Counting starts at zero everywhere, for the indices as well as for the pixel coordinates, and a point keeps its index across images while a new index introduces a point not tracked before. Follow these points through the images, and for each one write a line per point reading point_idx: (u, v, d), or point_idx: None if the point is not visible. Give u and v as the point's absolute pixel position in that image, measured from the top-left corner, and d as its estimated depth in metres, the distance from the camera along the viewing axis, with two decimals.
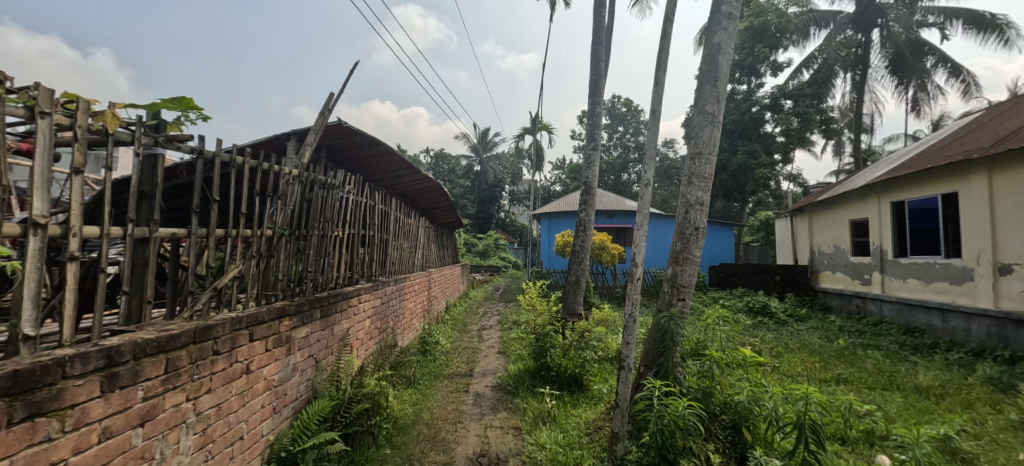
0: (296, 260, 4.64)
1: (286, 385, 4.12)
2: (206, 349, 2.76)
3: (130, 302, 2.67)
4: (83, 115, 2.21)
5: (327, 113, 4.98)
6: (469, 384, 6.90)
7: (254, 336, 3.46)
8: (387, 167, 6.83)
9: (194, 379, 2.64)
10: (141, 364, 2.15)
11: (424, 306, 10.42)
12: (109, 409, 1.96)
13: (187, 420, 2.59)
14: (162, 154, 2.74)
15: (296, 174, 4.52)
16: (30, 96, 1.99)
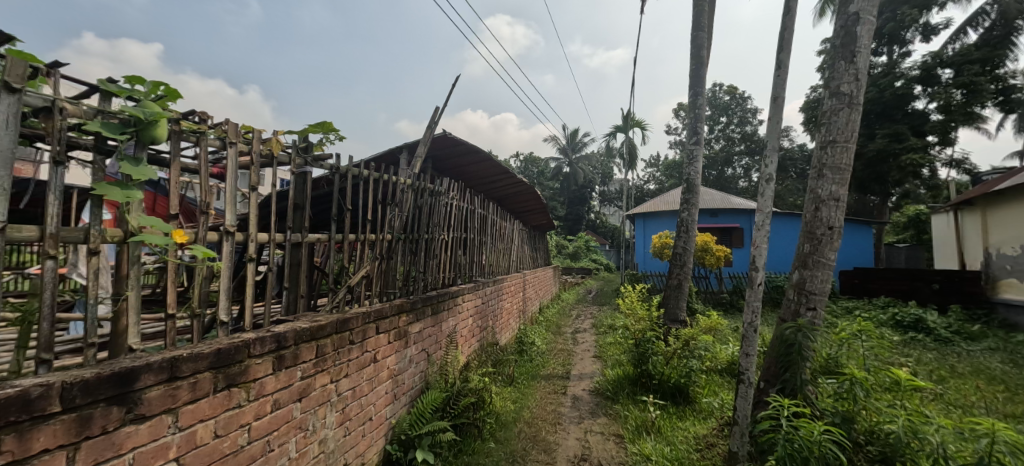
0: (410, 261, 5.09)
1: (404, 375, 4.54)
2: (344, 338, 3.18)
3: (289, 296, 3.21)
4: (257, 142, 2.70)
5: (434, 126, 5.39)
6: (566, 386, 6.88)
7: (379, 329, 3.88)
8: (485, 173, 7.15)
9: (336, 364, 3.06)
10: (298, 348, 2.55)
11: (520, 307, 10.66)
12: (278, 384, 2.36)
13: (330, 399, 3.01)
14: (311, 171, 3.22)
15: (409, 184, 4.97)
16: (223, 130, 2.48)
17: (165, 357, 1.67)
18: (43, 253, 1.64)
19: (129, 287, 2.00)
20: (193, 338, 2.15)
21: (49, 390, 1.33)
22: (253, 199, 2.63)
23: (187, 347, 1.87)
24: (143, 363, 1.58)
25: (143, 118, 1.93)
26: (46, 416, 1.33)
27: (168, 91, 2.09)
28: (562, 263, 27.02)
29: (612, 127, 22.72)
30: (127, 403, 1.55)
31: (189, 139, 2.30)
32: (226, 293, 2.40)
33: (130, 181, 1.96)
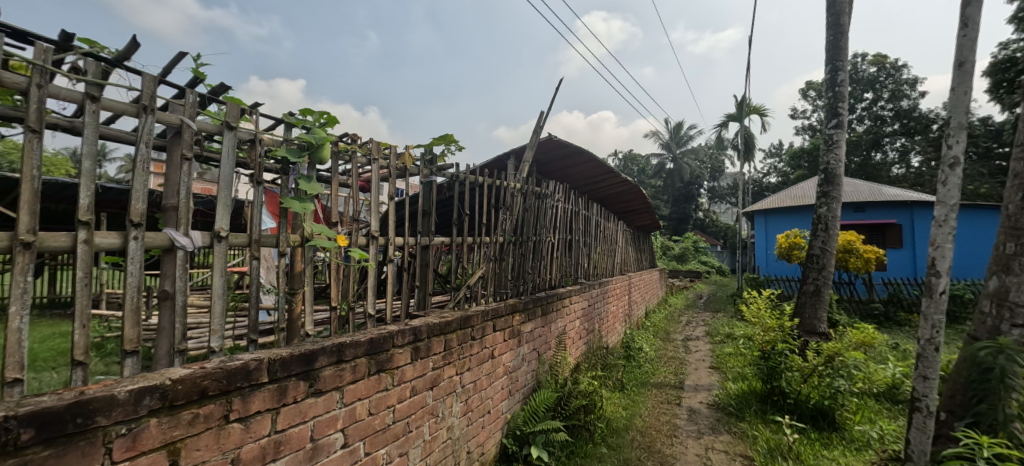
0: (520, 262, 5.25)
1: (517, 373, 4.69)
2: (467, 334, 3.41)
3: (419, 294, 3.46)
4: (394, 157, 3.05)
5: (540, 130, 5.49)
6: (681, 398, 6.42)
7: (496, 327, 4.09)
8: (589, 174, 7.05)
9: (460, 358, 3.30)
10: (430, 341, 2.81)
11: (625, 311, 10.25)
12: (415, 373, 2.63)
13: (456, 390, 3.25)
14: (436, 180, 3.53)
15: (518, 188, 5.13)
16: (368, 148, 2.85)
17: (334, 343, 1.96)
18: (250, 254, 2.05)
19: (303, 282, 2.38)
20: (348, 328, 2.48)
21: (262, 364, 1.60)
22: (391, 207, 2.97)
23: (348, 336, 2.16)
24: (320, 347, 1.87)
25: (314, 142, 2.30)
26: (258, 385, 1.60)
27: (329, 118, 2.48)
28: (669, 266, 25.27)
29: (726, 117, 20.60)
30: (310, 379, 1.83)
31: (344, 157, 2.68)
32: (373, 289, 2.74)
33: (304, 195, 2.36)
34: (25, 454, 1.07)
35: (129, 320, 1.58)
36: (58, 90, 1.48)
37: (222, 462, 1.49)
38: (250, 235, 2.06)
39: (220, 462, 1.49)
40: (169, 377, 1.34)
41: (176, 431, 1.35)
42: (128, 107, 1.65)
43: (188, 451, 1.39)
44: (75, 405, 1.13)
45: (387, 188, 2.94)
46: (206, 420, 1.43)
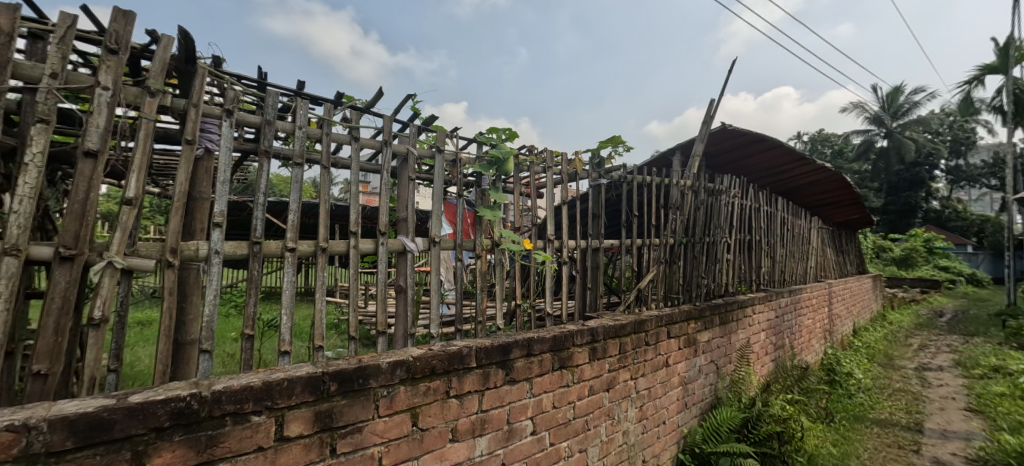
0: (694, 266, 4.86)
1: (694, 384, 4.32)
2: (641, 339, 3.32)
3: (591, 295, 3.49)
4: (565, 164, 3.17)
5: (711, 119, 4.99)
6: (922, 444, 4.95)
7: (670, 334, 3.87)
8: (773, 164, 6.08)
9: (635, 363, 3.23)
10: (606, 342, 2.83)
11: (827, 326, 8.47)
12: (592, 372, 2.68)
13: (631, 394, 3.19)
14: (605, 182, 3.55)
15: (690, 185, 4.75)
16: (542, 157, 3.02)
17: (524, 337, 2.16)
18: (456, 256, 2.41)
19: (495, 281, 2.67)
20: (531, 324, 2.68)
21: (471, 350, 1.87)
22: (565, 212, 3.10)
23: (534, 331, 2.35)
24: (514, 340, 2.08)
25: (501, 156, 2.58)
26: (469, 368, 1.87)
27: (510, 134, 2.75)
28: (890, 272, 19.83)
29: (978, 71, 15.29)
30: (506, 368, 2.05)
31: (524, 168, 2.92)
32: (552, 290, 2.90)
33: (493, 204, 2.67)
34: (330, 401, 1.44)
35: (380, 307, 2.04)
36: (335, 135, 2.03)
37: (444, 429, 1.79)
38: (456, 240, 2.41)
39: (444, 429, 1.78)
40: (411, 355, 1.68)
41: (415, 398, 1.68)
42: (374, 143, 2.16)
43: (424, 416, 1.71)
44: (358, 369, 1.50)
45: (561, 194, 3.09)
46: (434, 392, 1.74)
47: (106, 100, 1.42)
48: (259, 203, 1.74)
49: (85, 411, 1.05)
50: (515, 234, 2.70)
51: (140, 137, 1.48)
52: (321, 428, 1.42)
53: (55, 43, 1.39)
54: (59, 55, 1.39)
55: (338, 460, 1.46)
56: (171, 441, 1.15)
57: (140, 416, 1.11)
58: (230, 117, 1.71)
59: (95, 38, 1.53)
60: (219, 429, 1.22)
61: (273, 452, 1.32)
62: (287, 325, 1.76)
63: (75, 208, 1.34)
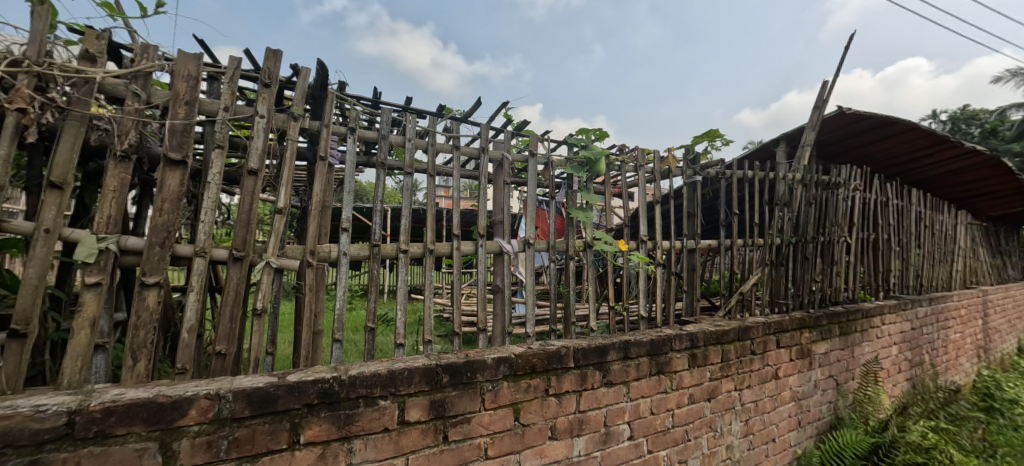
0: (806, 268, 4.35)
1: (810, 401, 3.87)
2: (746, 347, 3.07)
3: (688, 299, 3.28)
4: (658, 161, 3.04)
5: (825, 103, 4.43)
6: None
7: (780, 343, 3.52)
8: (905, 150, 5.21)
9: (739, 372, 3.00)
10: (707, 349, 2.67)
11: (982, 342, 7.04)
12: (693, 380, 2.55)
13: (735, 407, 2.96)
14: (701, 179, 3.33)
15: (800, 178, 4.27)
16: (634, 156, 2.93)
17: (621, 340, 2.12)
18: (550, 258, 2.45)
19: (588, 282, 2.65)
20: (625, 327, 2.62)
21: (569, 351, 1.90)
22: (659, 211, 2.98)
23: (630, 334, 2.30)
24: (610, 342, 2.07)
25: (593, 157, 2.57)
26: (567, 368, 1.90)
27: (599, 133, 2.73)
28: None
29: None
30: (603, 370, 2.04)
31: (614, 168, 2.87)
32: (646, 292, 2.80)
33: (585, 205, 2.67)
34: (443, 391, 1.56)
35: (480, 305, 2.14)
36: (439, 145, 2.19)
37: (544, 426, 1.83)
38: (549, 242, 2.45)
39: (543, 426, 1.83)
40: (513, 352, 1.75)
41: (517, 394, 1.74)
42: (472, 150, 2.29)
43: (525, 412, 1.77)
44: (467, 363, 1.61)
45: (654, 193, 2.98)
46: (535, 390, 1.80)
47: (263, 126, 1.70)
48: (377, 209, 1.94)
49: (257, 386, 1.26)
50: (608, 236, 2.67)
51: (287, 156, 1.75)
52: (435, 416, 1.54)
53: (227, 81, 1.68)
54: (230, 90, 1.68)
55: (450, 447, 1.57)
56: (319, 416, 1.34)
57: (296, 393, 1.30)
58: (353, 134, 1.93)
59: (253, 75, 1.83)
60: (355, 409, 1.39)
61: (396, 434, 1.47)
62: (402, 320, 1.93)
63: (242, 216, 1.61)
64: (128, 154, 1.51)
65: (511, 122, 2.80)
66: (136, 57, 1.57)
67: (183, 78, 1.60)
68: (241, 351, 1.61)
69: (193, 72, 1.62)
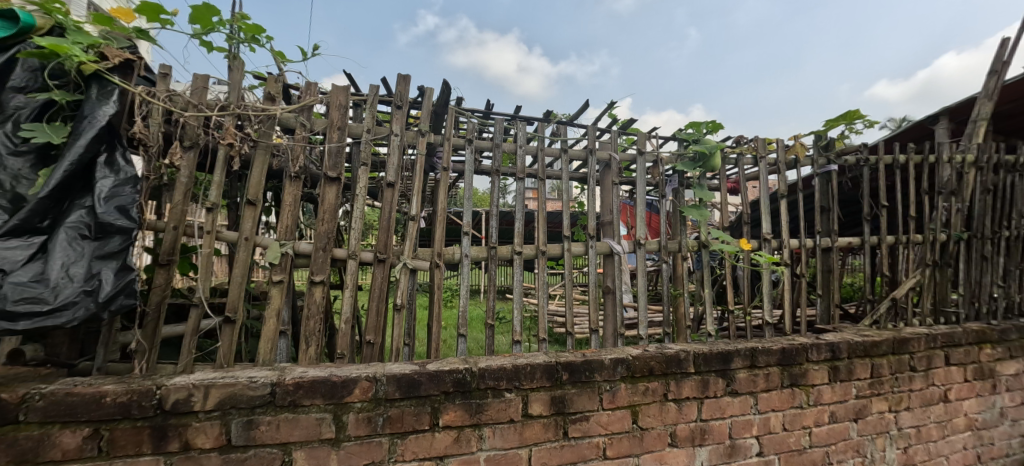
0: (986, 270, 3.55)
1: (996, 433, 3.15)
2: (902, 362, 2.61)
3: (825, 304, 2.89)
4: (783, 151, 2.73)
5: (1009, 65, 3.58)
6: None
7: (950, 360, 2.93)
8: None
9: (895, 391, 2.56)
10: (851, 362, 2.34)
11: None
12: (835, 396, 2.25)
13: (890, 431, 2.53)
14: (838, 168, 2.89)
15: (975, 159, 3.49)
16: (753, 147, 2.67)
17: (747, 347, 1.98)
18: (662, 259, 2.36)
19: (704, 285, 2.48)
20: (748, 333, 2.42)
21: (689, 356, 1.83)
22: (786, 206, 2.69)
23: (756, 341, 2.13)
24: (735, 349, 1.94)
25: (707, 151, 2.40)
26: (687, 373, 1.83)
27: (711, 125, 2.50)
28: None
29: None
30: (727, 378, 1.92)
31: (731, 161, 2.66)
32: (773, 296, 2.55)
33: (698, 203, 2.52)
34: (563, 388, 1.62)
35: (592, 306, 2.16)
36: (548, 149, 2.27)
37: (664, 432, 1.78)
38: (661, 242, 2.37)
39: (663, 432, 1.78)
40: (630, 353, 1.75)
41: (635, 397, 1.74)
42: (580, 152, 2.33)
43: (643, 416, 1.75)
44: (585, 362, 1.65)
45: (779, 186, 2.69)
46: (653, 393, 1.77)
47: (397, 143, 1.92)
48: (493, 214, 2.07)
49: (405, 372, 1.45)
50: (728, 235, 2.47)
51: (417, 169, 1.96)
52: (556, 411, 1.60)
53: (368, 107, 1.94)
54: (372, 115, 1.93)
55: (570, 443, 1.63)
56: (454, 403, 1.49)
57: (436, 380, 1.47)
58: (471, 145, 2.10)
59: (388, 99, 2.08)
60: (484, 399, 1.52)
61: (521, 425, 1.56)
62: (518, 318, 2.02)
63: (383, 224, 1.85)
64: (299, 174, 1.83)
65: (616, 120, 2.76)
66: (303, 94, 1.89)
67: (336, 107, 1.88)
68: (384, 341, 1.85)
69: (342, 101, 1.89)
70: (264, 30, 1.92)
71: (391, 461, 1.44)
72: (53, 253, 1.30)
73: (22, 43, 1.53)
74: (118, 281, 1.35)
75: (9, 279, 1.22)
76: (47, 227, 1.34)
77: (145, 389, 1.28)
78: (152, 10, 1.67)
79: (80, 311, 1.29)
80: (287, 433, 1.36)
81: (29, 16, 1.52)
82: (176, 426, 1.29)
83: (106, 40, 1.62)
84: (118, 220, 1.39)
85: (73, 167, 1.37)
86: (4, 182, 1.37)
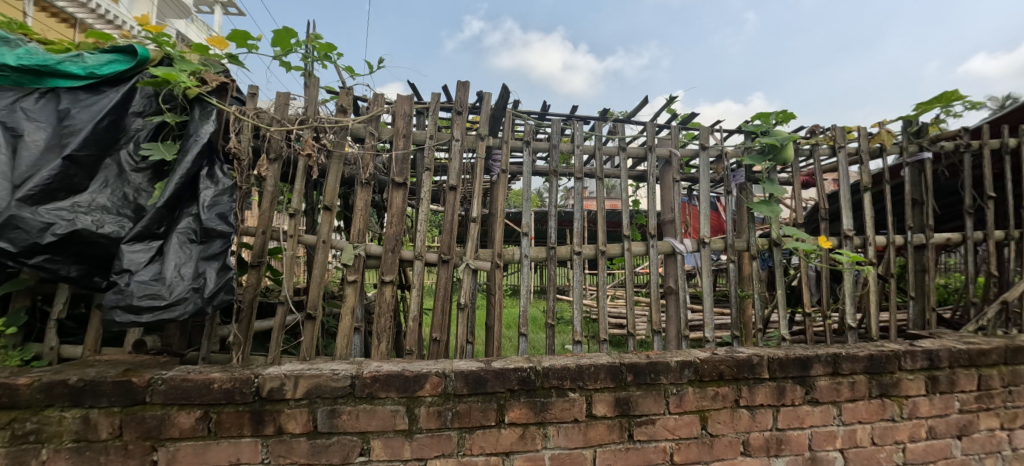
0: None
1: None
2: (1019, 374, 2.29)
3: (919, 307, 2.60)
4: (865, 140, 2.50)
5: None
6: None
7: None
8: None
9: (1010, 407, 2.25)
10: (954, 373, 2.09)
11: None
12: (934, 410, 2.02)
13: (1005, 452, 2.23)
14: (933, 155, 2.59)
15: None
16: (830, 136, 2.47)
17: (829, 352, 1.84)
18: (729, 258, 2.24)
19: (777, 286, 2.29)
20: (828, 337, 2.25)
21: (762, 360, 1.74)
22: (870, 200, 2.46)
23: (839, 347, 1.97)
24: (815, 354, 1.81)
25: (778, 143, 2.23)
26: (760, 379, 1.75)
27: (781, 115, 2.33)
28: None
29: None
30: (806, 385, 1.80)
31: (805, 153, 2.47)
32: (856, 298, 2.34)
33: (768, 198, 2.36)
34: (628, 389, 1.61)
35: (654, 307, 2.10)
36: (606, 148, 2.25)
37: (736, 440, 1.70)
38: (727, 241, 2.27)
39: (735, 440, 1.70)
40: (698, 356, 1.70)
41: (704, 402, 1.68)
42: (638, 150, 2.27)
43: (713, 422, 1.68)
44: (650, 363, 1.63)
45: (862, 177, 2.46)
46: (724, 399, 1.70)
47: (457, 148, 1.99)
48: (551, 214, 2.08)
49: (472, 369, 1.51)
50: (804, 232, 2.29)
51: (477, 172, 2.01)
52: (621, 413, 1.59)
53: (431, 114, 2.03)
54: (434, 121, 2.01)
55: (635, 446, 1.60)
56: (519, 400, 1.53)
57: (501, 378, 1.52)
58: (529, 146, 2.12)
59: (448, 105, 2.16)
60: (548, 398, 1.54)
61: (585, 425, 1.56)
62: (579, 318, 2.01)
63: (446, 226, 1.92)
64: (369, 180, 1.95)
65: (676, 116, 2.67)
66: (371, 105, 2.01)
67: (401, 116, 1.98)
68: (449, 339, 1.92)
69: (406, 110, 1.99)
70: (335, 48, 2.07)
71: (460, 454, 1.50)
72: (168, 255, 1.48)
73: (140, 73, 1.75)
74: (219, 279, 1.51)
75: (135, 277, 1.42)
76: (162, 232, 1.53)
77: (245, 378, 1.42)
78: (241, 37, 1.85)
79: (189, 306, 1.46)
80: (365, 423, 1.46)
81: (145, 49, 1.73)
82: (271, 412, 1.43)
83: (205, 66, 1.81)
84: (219, 225, 1.56)
85: (182, 180, 1.56)
86: (129, 195, 1.58)
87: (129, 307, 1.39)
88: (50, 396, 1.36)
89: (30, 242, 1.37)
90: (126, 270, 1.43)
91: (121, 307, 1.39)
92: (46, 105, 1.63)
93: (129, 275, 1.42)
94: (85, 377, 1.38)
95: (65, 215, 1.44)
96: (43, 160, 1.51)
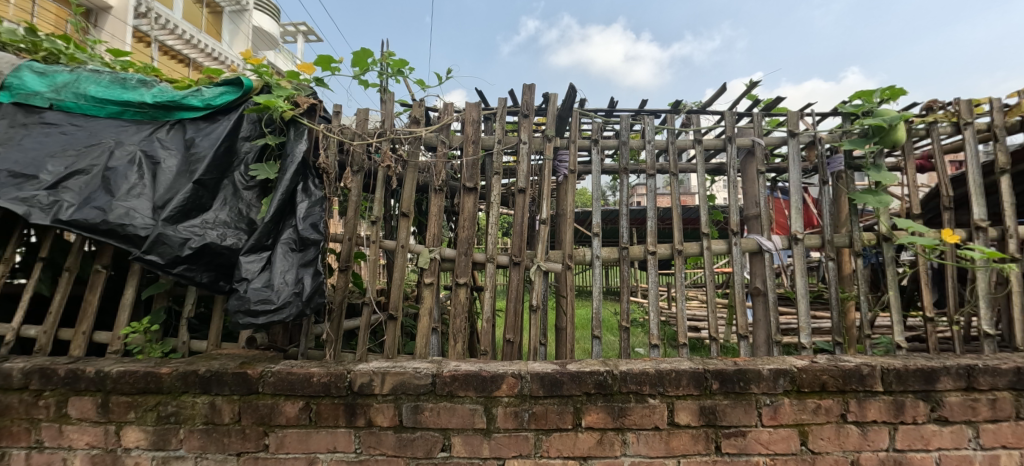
0: None
1: None
2: None
3: None
4: (1000, 114, 2.11)
5: None
6: None
7: None
8: None
9: None
10: None
11: None
12: None
13: None
14: None
15: None
16: (952, 112, 2.11)
17: (960, 363, 1.59)
18: (827, 256, 2.01)
19: (887, 286, 2.01)
20: (956, 345, 1.92)
21: (874, 371, 1.55)
22: (1009, 183, 2.07)
23: (974, 357, 1.69)
24: (942, 365, 1.57)
25: (887, 124, 1.95)
26: (872, 392, 1.55)
27: (887, 92, 2.05)
28: None
29: None
30: (931, 401, 1.57)
31: (919, 133, 2.15)
32: (993, 300, 1.99)
33: (875, 187, 2.07)
34: (714, 398, 1.52)
35: (738, 310, 1.93)
36: (680, 142, 2.13)
37: (843, 459, 1.53)
38: (823, 236, 2.03)
39: (842, 458, 1.53)
40: (794, 365, 1.56)
41: (804, 415, 1.53)
42: (716, 141, 2.13)
43: (815, 437, 1.53)
44: (739, 371, 1.52)
45: (997, 157, 2.08)
46: (828, 413, 1.53)
47: (524, 150, 2.00)
48: (622, 212, 2.01)
49: (548, 371, 1.52)
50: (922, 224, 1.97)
51: (545, 173, 2.01)
52: (706, 422, 1.51)
53: (498, 118, 2.05)
54: (502, 125, 2.04)
55: (724, 459, 1.50)
56: (596, 404, 1.50)
57: (577, 381, 1.51)
58: (597, 145, 2.08)
59: (514, 109, 2.18)
60: (627, 403, 1.50)
61: (667, 433, 1.50)
62: (655, 321, 1.92)
63: (516, 228, 1.93)
64: (441, 186, 2.01)
65: (758, 103, 2.47)
66: (442, 115, 2.09)
67: (470, 122, 2.03)
68: (523, 340, 1.93)
69: (474, 116, 2.03)
70: (407, 63, 2.18)
71: (537, 455, 1.51)
72: (276, 264, 1.65)
73: (246, 101, 1.96)
74: (313, 282, 1.65)
75: (251, 285, 1.61)
76: (271, 244, 1.71)
77: (340, 372, 1.55)
78: (326, 61, 2.02)
79: (293, 308, 1.61)
80: (446, 420, 1.52)
81: (250, 80, 1.94)
82: (362, 405, 1.54)
83: (296, 90, 1.97)
84: (312, 234, 1.72)
85: (283, 197, 1.74)
86: (244, 210, 1.80)
87: (248, 310, 1.58)
88: (186, 383, 1.58)
89: (174, 255, 1.62)
90: (243, 278, 1.63)
91: (241, 311, 1.59)
92: (175, 135, 1.90)
93: (246, 283, 1.62)
94: (211, 368, 1.59)
95: (197, 230, 1.68)
96: (177, 184, 1.77)
